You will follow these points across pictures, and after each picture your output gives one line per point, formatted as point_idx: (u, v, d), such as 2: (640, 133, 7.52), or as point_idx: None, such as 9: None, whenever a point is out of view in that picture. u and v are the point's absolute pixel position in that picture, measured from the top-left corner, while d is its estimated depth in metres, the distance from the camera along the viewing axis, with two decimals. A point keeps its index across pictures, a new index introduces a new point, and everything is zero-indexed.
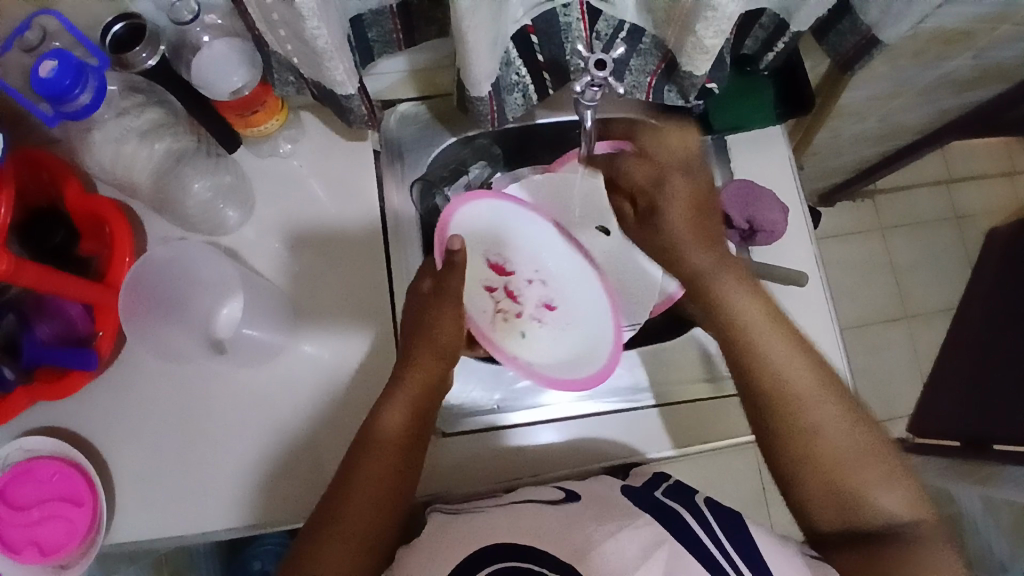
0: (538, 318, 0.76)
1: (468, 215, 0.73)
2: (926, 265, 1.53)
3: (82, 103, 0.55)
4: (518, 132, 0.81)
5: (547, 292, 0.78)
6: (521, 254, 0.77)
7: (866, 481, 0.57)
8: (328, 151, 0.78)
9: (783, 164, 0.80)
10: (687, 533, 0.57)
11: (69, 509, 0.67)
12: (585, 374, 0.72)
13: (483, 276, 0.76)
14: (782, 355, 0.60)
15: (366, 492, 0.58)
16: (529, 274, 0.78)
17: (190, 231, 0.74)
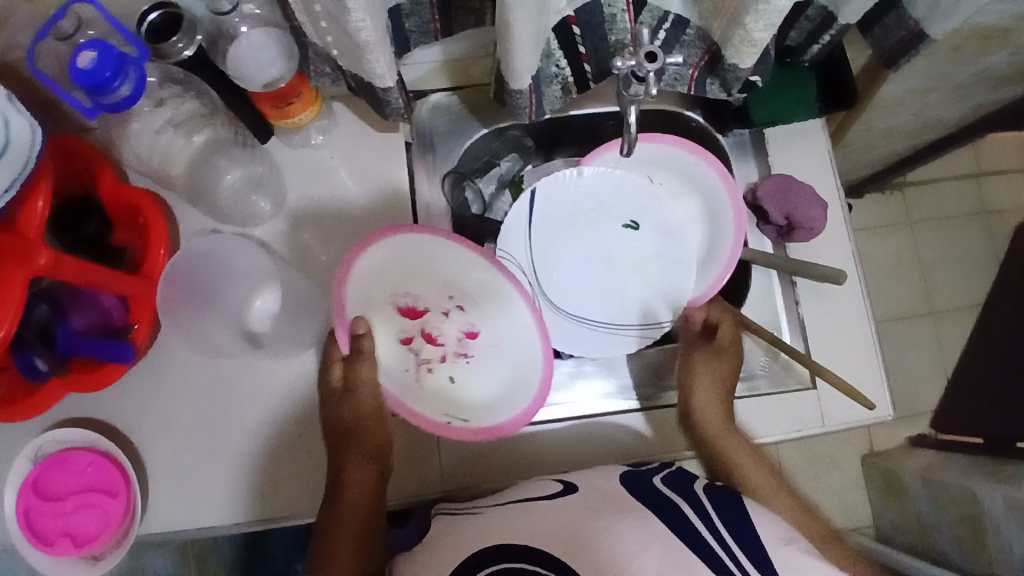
0: (464, 354, 0.70)
1: (370, 263, 0.64)
2: (953, 260, 1.51)
3: (123, 95, 0.54)
4: (552, 124, 0.80)
5: (464, 317, 0.70)
6: (426, 287, 0.69)
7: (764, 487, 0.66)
8: (360, 143, 0.77)
9: (822, 160, 0.79)
10: (686, 524, 0.58)
11: (104, 500, 0.68)
12: (534, 388, 0.65)
13: (397, 327, 0.70)
14: (722, 439, 0.69)
15: (354, 507, 0.64)
16: (443, 305, 0.70)
17: (222, 222, 0.73)
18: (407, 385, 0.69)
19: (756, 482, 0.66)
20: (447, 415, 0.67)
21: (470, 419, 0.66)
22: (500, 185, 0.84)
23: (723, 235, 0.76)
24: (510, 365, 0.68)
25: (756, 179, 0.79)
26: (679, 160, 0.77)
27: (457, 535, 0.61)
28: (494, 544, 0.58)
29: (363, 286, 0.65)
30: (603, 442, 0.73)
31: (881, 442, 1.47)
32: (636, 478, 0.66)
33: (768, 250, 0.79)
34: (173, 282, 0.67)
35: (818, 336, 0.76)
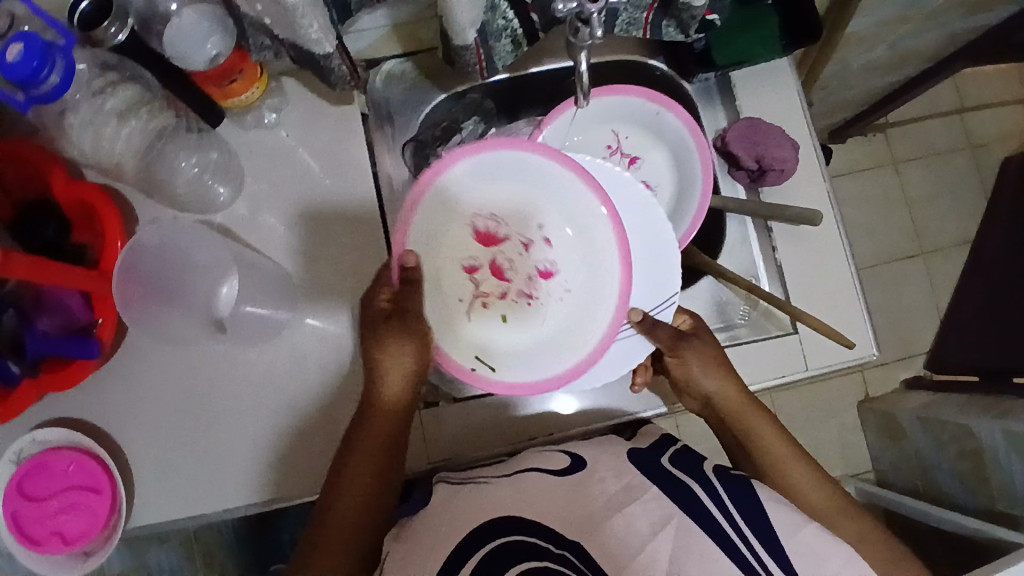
0: (527, 295, 0.71)
1: (450, 177, 0.66)
2: (940, 198, 1.49)
3: (53, 84, 0.53)
4: (510, 84, 0.78)
5: (546, 253, 0.71)
6: (515, 215, 0.70)
7: (833, 518, 0.68)
8: (315, 119, 0.75)
9: (789, 99, 0.77)
10: (695, 501, 0.64)
11: (90, 498, 0.67)
12: (570, 360, 0.66)
13: (466, 253, 0.70)
14: (779, 451, 0.71)
15: (365, 458, 0.62)
16: (527, 236, 0.71)
17: (181, 210, 0.72)
18: (454, 319, 0.69)
19: (798, 482, 0.70)
20: (473, 361, 0.67)
21: (497, 367, 0.66)
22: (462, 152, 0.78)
23: (689, 188, 0.74)
24: (564, 321, 0.69)
25: (725, 126, 0.77)
26: (644, 113, 0.73)
27: (460, 503, 0.63)
28: (509, 515, 0.61)
29: (436, 206, 0.67)
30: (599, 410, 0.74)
31: (878, 386, 1.47)
32: (641, 450, 0.70)
33: (742, 197, 0.77)
34: (130, 272, 0.65)
35: (798, 282, 0.75)
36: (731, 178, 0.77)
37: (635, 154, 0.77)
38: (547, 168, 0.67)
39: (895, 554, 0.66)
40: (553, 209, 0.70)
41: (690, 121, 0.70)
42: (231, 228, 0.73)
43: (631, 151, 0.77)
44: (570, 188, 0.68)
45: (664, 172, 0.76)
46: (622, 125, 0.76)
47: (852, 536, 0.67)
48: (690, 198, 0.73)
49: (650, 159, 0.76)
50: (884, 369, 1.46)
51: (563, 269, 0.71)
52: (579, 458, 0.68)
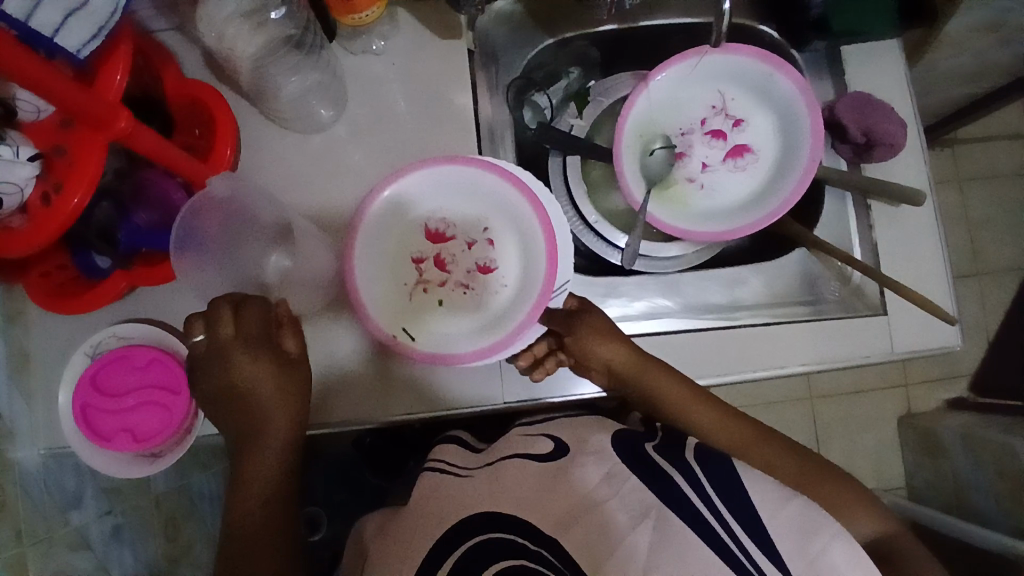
0: (466, 286, 0.71)
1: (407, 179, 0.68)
2: (1001, 221, 1.47)
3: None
4: (617, 33, 0.78)
5: (488, 253, 0.71)
6: (463, 215, 0.71)
7: (746, 450, 0.70)
8: (421, 50, 0.75)
9: (900, 77, 0.75)
10: (679, 495, 0.62)
11: (167, 397, 0.67)
12: (476, 344, 0.66)
13: (415, 246, 0.71)
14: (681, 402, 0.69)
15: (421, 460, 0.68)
16: (471, 236, 0.71)
17: (282, 126, 0.73)
18: (398, 300, 0.70)
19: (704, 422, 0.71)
20: (398, 331, 0.68)
21: (418, 338, 0.68)
22: (566, 97, 0.80)
23: (796, 152, 0.72)
24: (494, 310, 0.70)
25: (833, 98, 0.76)
26: (756, 72, 0.72)
27: (445, 491, 0.65)
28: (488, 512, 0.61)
29: (392, 208, 0.69)
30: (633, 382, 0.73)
31: (920, 403, 1.45)
32: (627, 437, 0.69)
33: (842, 169, 0.76)
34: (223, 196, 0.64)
35: (892, 262, 0.73)
36: (834, 151, 0.76)
37: (740, 116, 0.76)
38: (486, 179, 0.69)
39: (808, 468, 0.70)
40: (499, 213, 0.71)
41: (805, 83, 0.69)
42: (330, 150, 0.73)
43: (737, 114, 0.76)
44: (506, 193, 0.70)
45: (769, 136, 0.75)
46: (730, 86, 0.76)
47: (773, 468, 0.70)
48: (796, 163, 0.71)
49: (753, 122, 0.75)
50: (927, 386, 1.45)
51: (500, 266, 0.71)
52: (561, 445, 0.69)
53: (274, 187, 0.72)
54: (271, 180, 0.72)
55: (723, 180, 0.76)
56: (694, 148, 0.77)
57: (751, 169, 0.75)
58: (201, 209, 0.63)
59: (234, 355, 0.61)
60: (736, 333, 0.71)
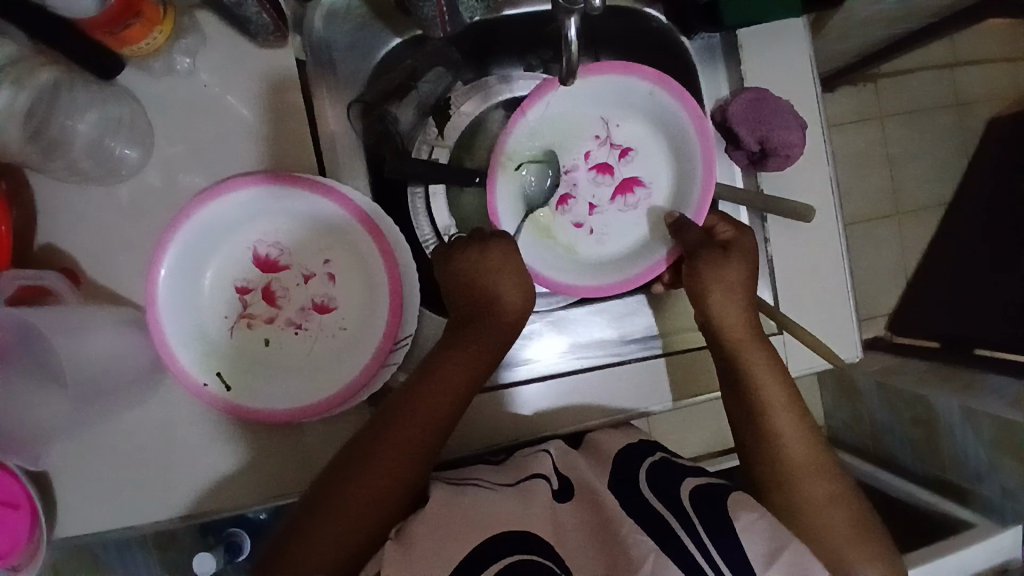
0: (297, 326, 0.62)
1: (222, 205, 0.59)
2: (921, 156, 1.44)
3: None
4: (482, 25, 0.67)
5: (327, 289, 0.63)
6: (301, 243, 0.62)
7: (780, 425, 0.59)
8: (240, 67, 0.61)
9: (800, 68, 0.66)
10: (681, 551, 0.50)
11: (6, 513, 0.60)
12: (305, 400, 0.60)
13: (240, 272, 0.62)
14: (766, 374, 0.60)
15: (414, 425, 0.56)
16: (309, 269, 0.63)
17: (78, 177, 0.60)
18: (215, 333, 0.61)
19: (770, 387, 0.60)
20: (209, 374, 0.59)
21: (234, 388, 0.59)
22: (421, 112, 0.65)
23: (684, 192, 0.65)
24: (330, 356, 0.62)
25: (726, 96, 0.68)
26: (637, 92, 0.63)
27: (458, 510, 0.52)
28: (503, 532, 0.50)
29: (204, 238, 0.59)
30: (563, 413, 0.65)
31: None
32: (623, 478, 0.57)
33: (739, 185, 0.68)
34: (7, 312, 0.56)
35: (791, 279, 0.68)
36: (729, 159, 0.67)
37: (627, 145, 0.67)
38: (329, 208, 0.61)
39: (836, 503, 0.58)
40: (340, 244, 0.63)
41: (691, 105, 0.61)
42: (140, 200, 0.61)
43: (623, 143, 0.67)
44: (339, 221, 0.61)
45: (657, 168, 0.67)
46: (614, 111, 0.66)
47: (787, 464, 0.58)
48: (685, 200, 0.65)
49: (639, 141, 0.67)
50: None
51: (340, 307, 0.63)
52: (566, 482, 0.57)
53: (78, 251, 0.61)
54: (79, 245, 0.61)
55: (615, 223, 0.67)
56: (580, 187, 0.67)
57: (642, 207, 0.67)
58: None
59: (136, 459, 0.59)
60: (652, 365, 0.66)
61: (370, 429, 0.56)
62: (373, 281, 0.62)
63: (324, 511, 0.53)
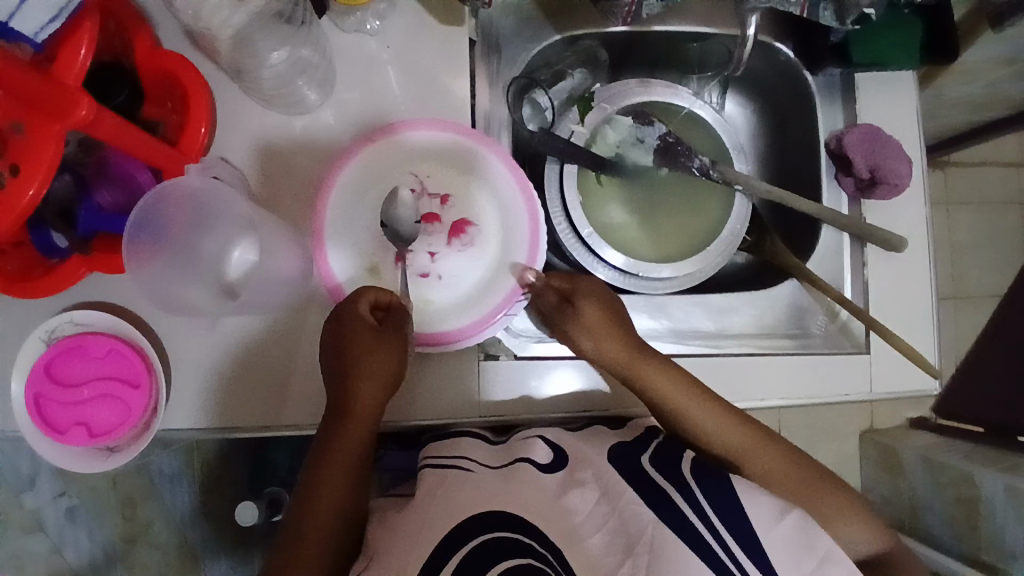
0: (436, 256, 0.70)
1: (391, 142, 0.69)
2: (981, 246, 1.48)
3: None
4: (630, 37, 0.74)
5: (469, 225, 0.70)
6: (450, 178, 0.71)
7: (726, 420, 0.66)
8: (419, 34, 0.69)
9: (908, 112, 0.73)
10: (688, 527, 0.58)
11: (125, 390, 0.65)
12: (433, 328, 0.67)
13: (392, 210, 0.69)
14: (676, 390, 0.66)
15: (336, 464, 0.62)
16: (453, 204, 0.71)
17: (263, 105, 0.68)
18: (366, 257, 0.69)
19: (666, 392, 0.66)
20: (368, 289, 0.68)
21: None
22: (569, 101, 0.75)
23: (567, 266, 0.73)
24: (452, 290, 0.69)
25: (842, 127, 0.74)
26: (444, 143, 0.70)
27: (446, 491, 0.58)
28: (488, 510, 0.57)
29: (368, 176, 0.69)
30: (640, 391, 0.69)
31: (882, 419, 1.45)
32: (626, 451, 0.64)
33: (843, 209, 0.74)
34: (175, 200, 0.59)
35: (883, 303, 0.71)
36: (838, 184, 0.74)
37: (444, 193, 0.70)
38: (477, 152, 0.69)
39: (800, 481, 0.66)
40: (482, 185, 0.70)
41: (499, 148, 0.69)
42: (310, 134, 0.69)
43: (440, 191, 0.70)
44: (490, 164, 0.70)
45: (472, 199, 0.71)
46: (419, 164, 0.70)
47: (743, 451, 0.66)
48: (520, 228, 0.70)
49: (473, 199, 0.71)
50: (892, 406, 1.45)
51: (477, 244, 0.70)
52: (561, 454, 0.63)
53: (249, 168, 0.67)
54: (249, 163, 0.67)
55: (456, 267, 0.70)
56: (414, 242, 0.69)
57: (477, 244, 0.70)
58: (163, 196, 0.59)
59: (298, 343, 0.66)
60: (716, 362, 0.68)
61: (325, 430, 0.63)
62: (511, 219, 0.70)
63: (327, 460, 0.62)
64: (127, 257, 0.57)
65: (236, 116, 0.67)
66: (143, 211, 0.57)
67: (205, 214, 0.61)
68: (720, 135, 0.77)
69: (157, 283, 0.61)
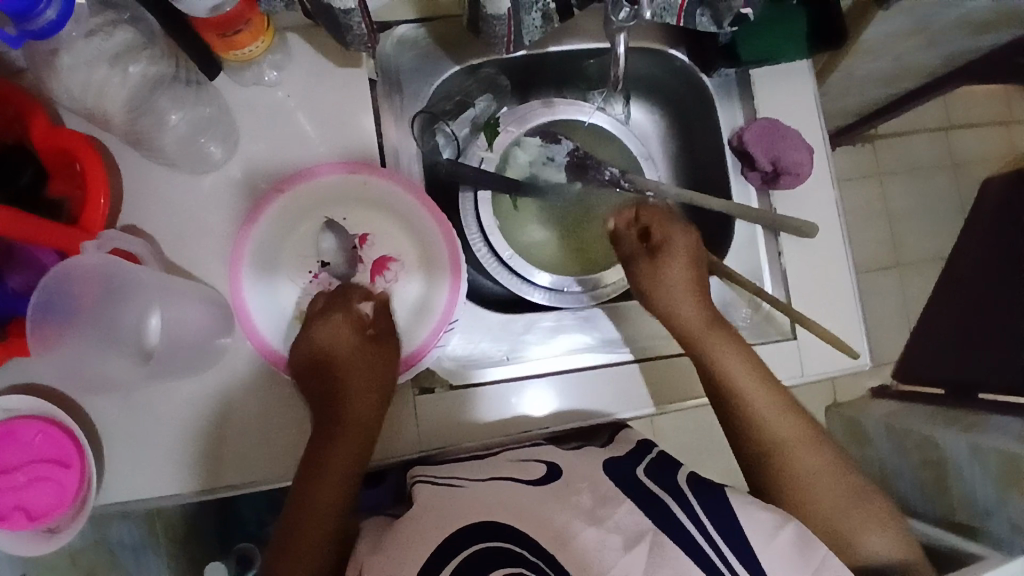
0: (360, 295, 0.72)
1: (298, 191, 0.68)
2: (919, 212, 1.51)
3: (49, 20, 0.50)
4: (530, 60, 0.75)
5: (389, 260, 0.73)
6: (364, 216, 0.73)
7: (772, 417, 0.67)
8: (317, 80, 0.70)
9: (806, 104, 0.75)
10: (679, 527, 0.56)
11: (57, 471, 0.64)
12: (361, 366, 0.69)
13: (312, 256, 0.72)
14: (740, 368, 0.68)
15: (337, 464, 0.66)
16: (372, 241, 0.73)
17: (167, 167, 0.67)
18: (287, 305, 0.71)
19: (727, 358, 0.68)
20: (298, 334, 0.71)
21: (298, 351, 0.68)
22: (474, 130, 0.76)
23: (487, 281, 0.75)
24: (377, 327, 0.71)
25: (741, 124, 0.76)
26: (352, 184, 0.70)
27: (435, 504, 0.56)
28: (478, 521, 0.54)
29: (282, 227, 0.70)
30: (576, 405, 0.69)
31: (846, 392, 1.48)
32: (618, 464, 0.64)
33: (751, 203, 0.76)
34: (77, 279, 0.60)
35: (802, 289, 0.73)
36: (744, 179, 0.76)
37: (364, 232, 0.72)
38: (385, 189, 0.70)
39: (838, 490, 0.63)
40: (397, 219, 0.72)
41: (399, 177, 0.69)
42: (218, 191, 0.68)
43: (360, 230, 0.73)
44: (400, 199, 0.70)
45: (390, 234, 0.73)
46: (334, 209, 0.72)
47: (785, 442, 0.66)
48: (438, 255, 0.71)
49: (389, 235, 0.73)
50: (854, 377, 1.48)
51: (399, 276, 0.73)
52: (556, 469, 0.63)
53: (161, 233, 0.67)
54: (161, 228, 0.67)
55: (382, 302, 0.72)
56: (337, 283, 0.73)
57: (398, 278, 0.73)
58: (67, 274, 0.59)
59: (232, 400, 0.66)
60: (646, 367, 0.70)
61: (326, 429, 0.67)
62: (429, 248, 0.72)
63: (324, 450, 0.66)
64: (33, 340, 0.59)
65: (141, 183, 0.67)
66: (46, 290, 0.58)
67: (115, 289, 0.62)
68: (628, 145, 0.79)
69: (76, 360, 0.62)
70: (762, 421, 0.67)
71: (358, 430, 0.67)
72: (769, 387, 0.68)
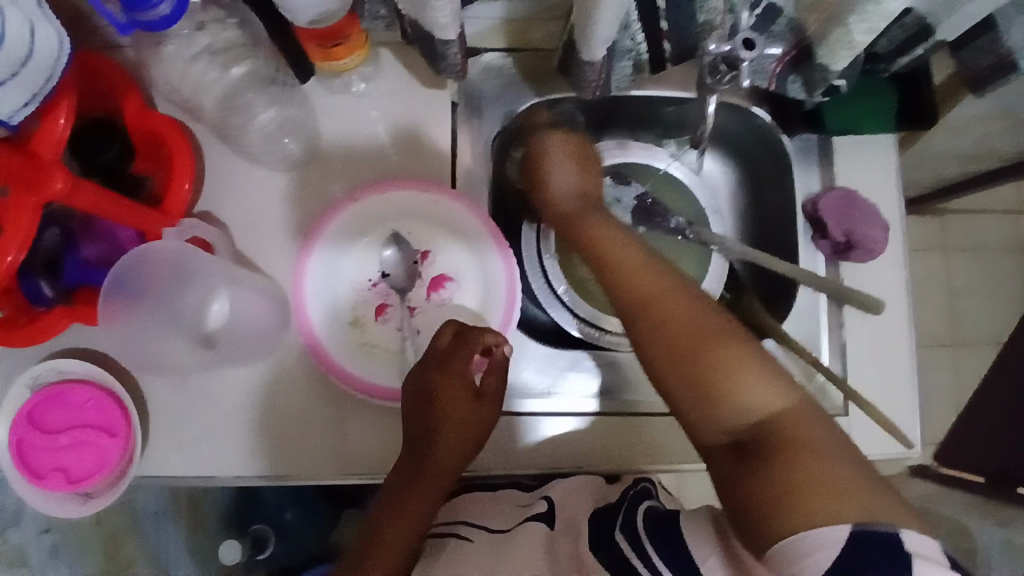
0: (413, 308, 0.72)
1: (371, 203, 0.70)
2: (982, 293, 1.44)
3: (162, 14, 0.51)
4: (612, 101, 0.75)
5: (446, 279, 0.73)
6: (429, 232, 0.73)
7: (712, 350, 0.51)
8: (402, 96, 0.71)
9: (886, 179, 0.73)
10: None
11: (101, 439, 0.66)
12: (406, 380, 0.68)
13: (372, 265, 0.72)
14: (631, 269, 0.58)
15: (423, 490, 0.62)
16: (433, 259, 0.73)
17: (250, 162, 0.70)
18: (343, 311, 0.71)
19: (627, 265, 0.58)
20: (349, 340, 0.70)
21: (347, 356, 0.69)
22: None
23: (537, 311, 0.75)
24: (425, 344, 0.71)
25: (817, 192, 0.74)
26: (423, 203, 0.71)
27: None
28: None
29: (348, 233, 0.71)
30: (612, 448, 0.69)
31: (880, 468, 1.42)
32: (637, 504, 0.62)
33: (820, 270, 0.74)
34: (152, 262, 0.63)
35: (858, 367, 0.71)
36: (813, 245, 0.74)
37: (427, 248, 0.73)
38: (455, 211, 0.71)
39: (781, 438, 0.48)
40: (461, 240, 0.73)
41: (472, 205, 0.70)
42: (293, 191, 0.70)
43: (424, 246, 0.73)
44: (466, 223, 0.71)
45: (451, 254, 0.73)
46: (401, 222, 0.73)
47: (730, 378, 0.51)
48: (497, 281, 0.71)
49: (449, 254, 0.73)
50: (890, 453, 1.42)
51: (454, 295, 0.73)
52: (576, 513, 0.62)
53: (234, 224, 0.70)
54: (235, 219, 0.70)
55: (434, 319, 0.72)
56: (393, 296, 0.72)
57: (454, 298, 0.72)
58: (143, 256, 0.62)
59: (279, 395, 0.68)
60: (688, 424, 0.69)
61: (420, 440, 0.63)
62: (490, 272, 0.72)
63: (415, 468, 0.62)
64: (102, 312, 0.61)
65: (223, 175, 0.70)
66: (123, 268, 0.61)
67: (184, 275, 0.65)
68: (697, 196, 0.80)
69: (137, 336, 0.65)
70: (666, 320, 0.54)
71: (452, 454, 0.63)
72: (684, 297, 0.55)
